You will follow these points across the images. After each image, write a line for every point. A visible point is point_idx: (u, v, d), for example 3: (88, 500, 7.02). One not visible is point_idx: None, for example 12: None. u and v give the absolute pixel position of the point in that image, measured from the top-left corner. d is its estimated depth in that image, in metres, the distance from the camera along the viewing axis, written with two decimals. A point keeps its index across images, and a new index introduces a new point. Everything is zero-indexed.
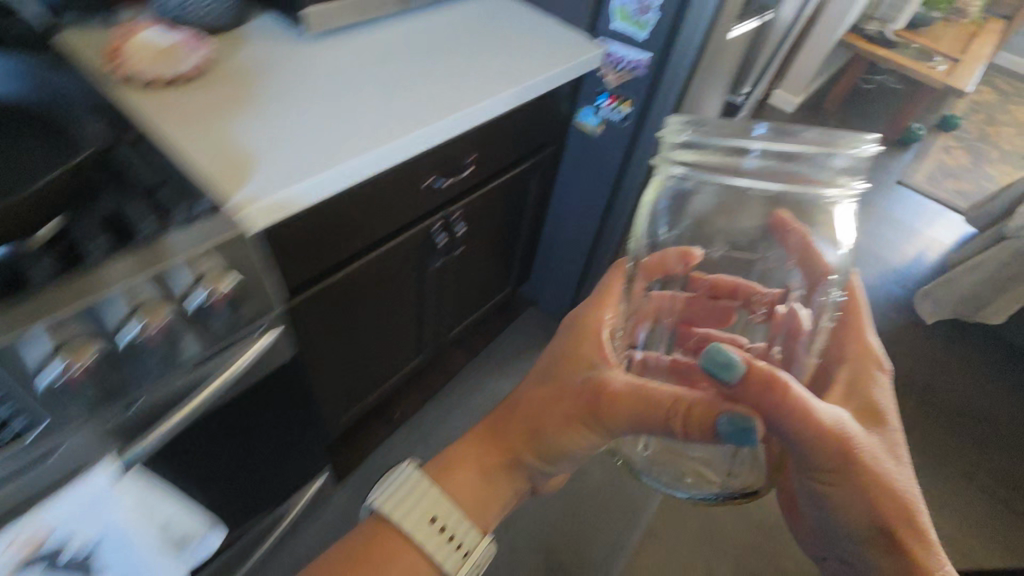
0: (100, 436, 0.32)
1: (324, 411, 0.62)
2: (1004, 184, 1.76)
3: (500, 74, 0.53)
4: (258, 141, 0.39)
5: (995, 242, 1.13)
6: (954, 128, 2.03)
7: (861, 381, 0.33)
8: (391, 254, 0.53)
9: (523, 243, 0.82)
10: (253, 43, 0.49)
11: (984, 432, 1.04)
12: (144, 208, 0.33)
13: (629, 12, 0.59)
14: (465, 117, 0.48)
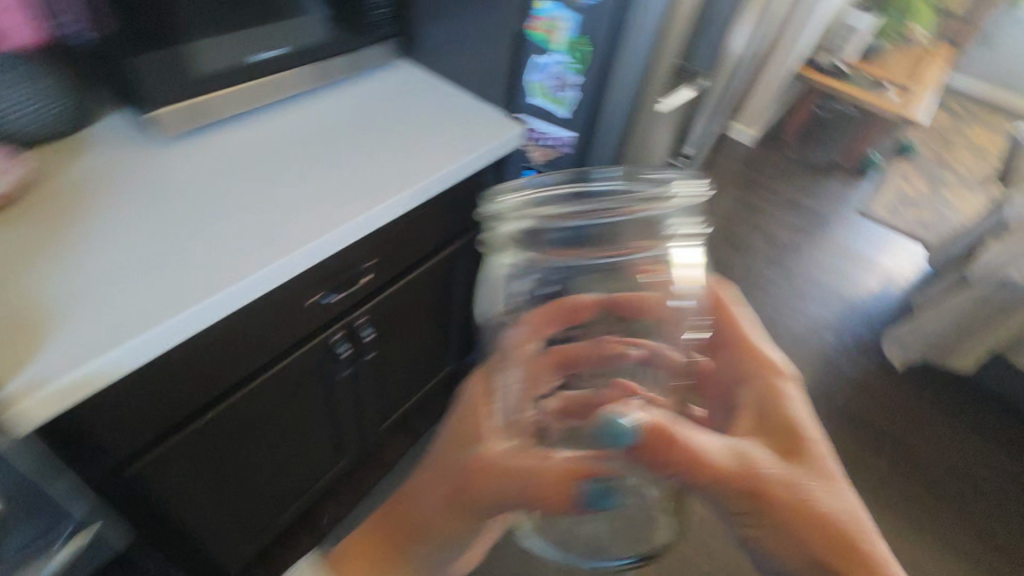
0: None
1: (218, 544, 0.55)
2: (964, 211, 1.76)
3: (392, 173, 0.47)
4: (68, 296, 0.35)
5: (958, 285, 1.11)
6: (912, 155, 2.05)
7: (768, 396, 0.27)
8: (273, 379, 0.47)
9: (462, 324, 0.76)
10: (94, 155, 0.44)
11: (959, 490, 1.00)
12: None
13: (547, 88, 0.54)
14: (342, 233, 0.42)
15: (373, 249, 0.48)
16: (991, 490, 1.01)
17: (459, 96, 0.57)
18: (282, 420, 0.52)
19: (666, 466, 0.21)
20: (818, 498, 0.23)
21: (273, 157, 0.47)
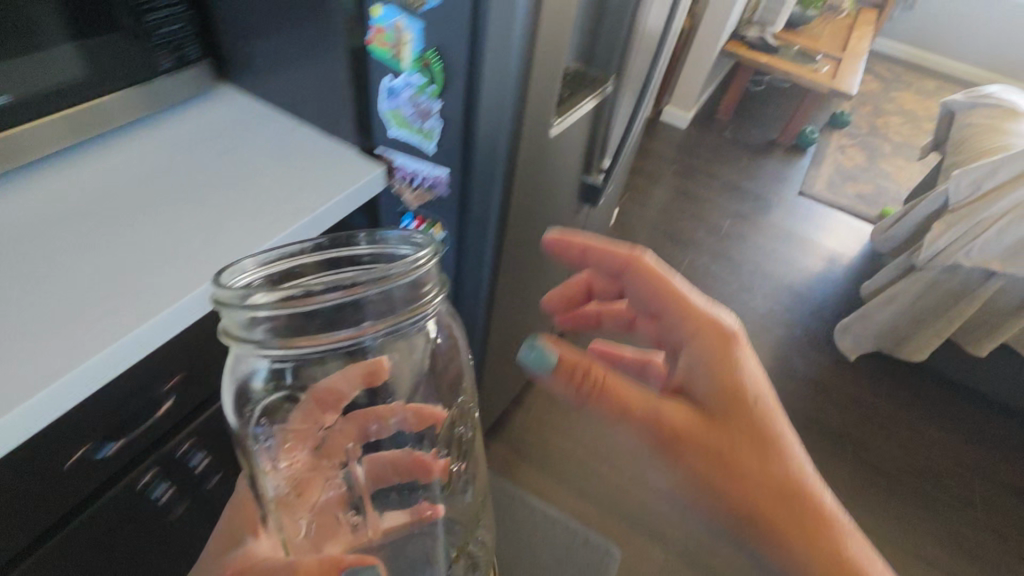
0: None
1: None
2: (901, 181, 1.76)
3: (175, 266, 0.37)
4: None
5: (905, 270, 1.08)
6: (845, 125, 2.04)
7: (718, 362, 0.32)
8: (59, 548, 0.38)
9: None
10: None
11: (925, 486, 0.96)
12: None
13: (405, 116, 0.44)
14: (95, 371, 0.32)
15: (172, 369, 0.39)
16: (955, 482, 0.97)
17: (300, 135, 0.48)
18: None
19: (599, 397, 0.30)
20: (732, 399, 0.31)
21: (21, 243, 0.37)
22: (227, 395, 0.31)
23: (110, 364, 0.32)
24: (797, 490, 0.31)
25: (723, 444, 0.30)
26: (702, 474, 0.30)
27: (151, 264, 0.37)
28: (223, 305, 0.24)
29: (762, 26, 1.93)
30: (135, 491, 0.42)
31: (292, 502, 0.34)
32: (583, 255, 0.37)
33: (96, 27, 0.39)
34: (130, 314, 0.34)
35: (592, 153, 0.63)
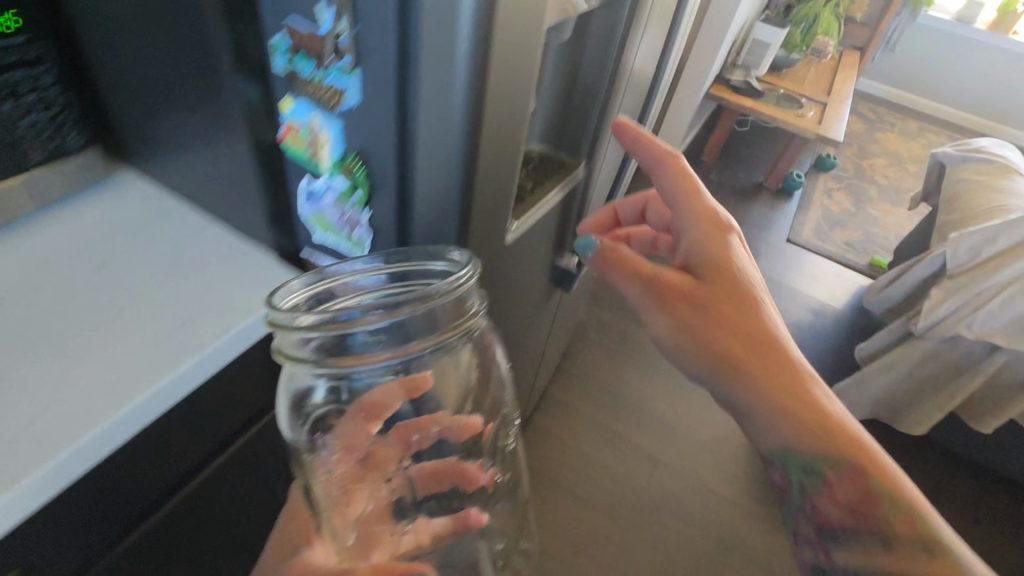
0: None
1: None
2: (885, 228, 1.91)
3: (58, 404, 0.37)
4: None
5: (905, 332, 1.31)
6: (830, 167, 2.20)
7: (721, 246, 0.48)
8: None
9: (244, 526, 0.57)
10: None
11: None
12: None
13: (331, 222, 0.46)
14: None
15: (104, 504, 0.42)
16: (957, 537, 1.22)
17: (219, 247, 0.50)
18: None
19: (626, 262, 0.49)
20: (714, 249, 0.47)
21: None
22: (282, 405, 0.41)
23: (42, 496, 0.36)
24: (762, 322, 0.46)
25: (708, 291, 0.46)
26: (688, 305, 0.46)
27: (50, 399, 0.37)
28: (278, 327, 0.34)
29: (746, 68, 2.09)
30: None
31: (342, 508, 0.42)
32: (634, 143, 0.51)
33: None
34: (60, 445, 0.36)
35: (559, 236, 0.72)
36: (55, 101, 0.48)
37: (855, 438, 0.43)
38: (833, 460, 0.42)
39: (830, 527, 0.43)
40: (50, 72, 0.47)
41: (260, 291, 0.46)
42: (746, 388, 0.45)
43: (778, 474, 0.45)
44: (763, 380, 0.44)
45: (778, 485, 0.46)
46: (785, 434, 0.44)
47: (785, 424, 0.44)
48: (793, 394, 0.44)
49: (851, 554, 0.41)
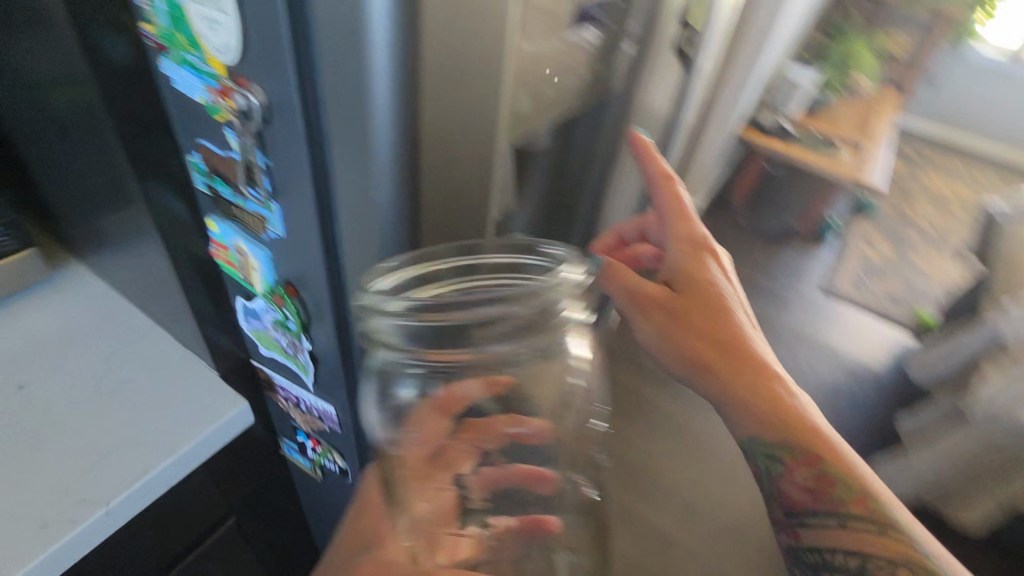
0: None
1: None
2: (933, 274, 2.06)
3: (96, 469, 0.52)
4: None
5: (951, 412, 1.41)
6: (869, 210, 2.33)
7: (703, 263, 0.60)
8: None
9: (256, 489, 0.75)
10: None
11: None
12: None
13: (272, 342, 0.56)
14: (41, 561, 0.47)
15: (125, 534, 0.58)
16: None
17: (153, 354, 0.61)
18: None
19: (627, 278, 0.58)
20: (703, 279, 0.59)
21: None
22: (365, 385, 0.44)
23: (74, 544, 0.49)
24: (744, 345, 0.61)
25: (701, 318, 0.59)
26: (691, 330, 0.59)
27: (47, 479, 0.51)
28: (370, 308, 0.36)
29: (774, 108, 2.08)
30: None
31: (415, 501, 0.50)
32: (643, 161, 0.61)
33: None
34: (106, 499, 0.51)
35: None
36: None
37: (813, 431, 0.59)
38: (797, 451, 0.58)
39: (802, 504, 0.58)
40: None
41: (222, 399, 0.59)
42: (733, 398, 0.60)
43: (755, 462, 0.61)
44: (746, 391, 0.60)
45: (759, 472, 0.62)
46: (761, 432, 0.59)
47: (761, 424, 0.59)
48: (763, 398, 0.60)
49: (820, 524, 0.57)
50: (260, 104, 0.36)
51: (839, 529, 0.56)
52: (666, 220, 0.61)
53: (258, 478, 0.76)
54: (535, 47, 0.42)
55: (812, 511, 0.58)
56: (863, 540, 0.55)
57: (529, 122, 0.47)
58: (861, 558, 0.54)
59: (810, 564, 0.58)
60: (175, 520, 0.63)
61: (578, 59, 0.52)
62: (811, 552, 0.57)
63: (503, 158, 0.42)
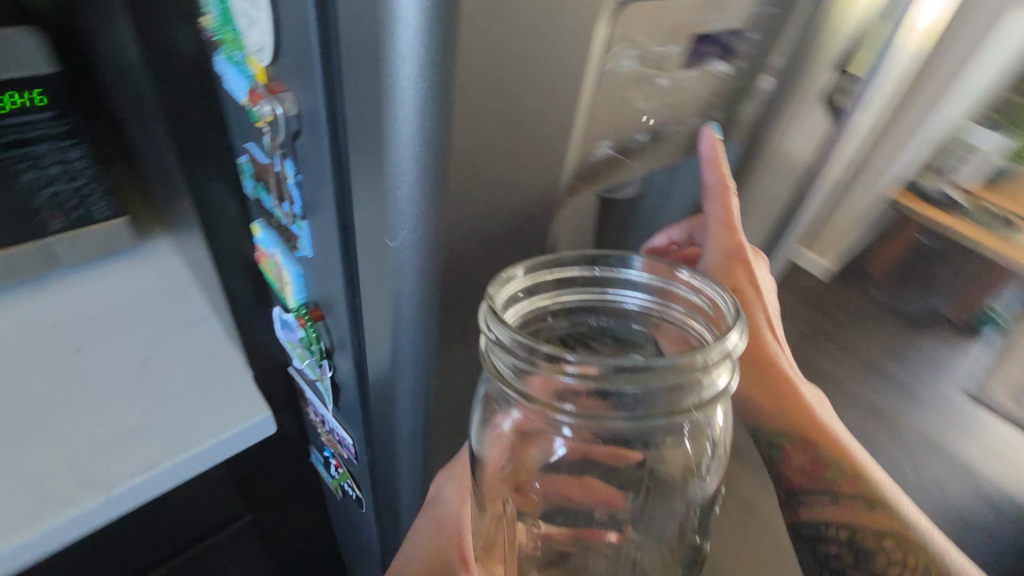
0: None
1: None
2: None
3: (108, 453, 0.52)
4: None
5: None
6: None
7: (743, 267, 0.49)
8: None
9: (277, 484, 0.74)
10: None
11: None
12: None
13: (297, 352, 0.52)
14: (27, 535, 0.46)
15: (135, 516, 0.58)
16: None
17: (196, 343, 0.61)
18: None
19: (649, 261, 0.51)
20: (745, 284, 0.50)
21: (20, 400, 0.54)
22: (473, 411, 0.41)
23: (65, 526, 0.48)
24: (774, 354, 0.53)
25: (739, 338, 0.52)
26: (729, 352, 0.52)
27: (64, 451, 0.51)
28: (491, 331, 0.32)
29: None
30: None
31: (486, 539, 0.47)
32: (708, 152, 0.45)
33: None
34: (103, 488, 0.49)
35: None
36: (82, 175, 0.60)
37: (827, 433, 0.52)
38: (801, 441, 0.51)
39: (802, 488, 0.52)
40: (81, 148, 0.58)
41: (247, 407, 0.57)
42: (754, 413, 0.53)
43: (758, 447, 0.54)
44: (769, 408, 0.52)
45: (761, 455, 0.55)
46: (772, 428, 0.52)
47: (772, 420, 0.52)
48: (784, 405, 0.52)
49: (822, 507, 0.51)
50: (287, 115, 0.32)
51: (840, 512, 0.50)
52: (714, 227, 0.48)
53: (279, 478, 0.75)
54: (627, 84, 0.34)
55: (814, 495, 0.51)
56: (864, 520, 0.49)
57: (610, 171, 0.38)
58: (859, 540, 0.49)
59: (811, 545, 0.51)
60: (186, 508, 0.62)
61: (689, 100, 0.42)
62: (811, 533, 0.51)
63: (557, 209, 0.34)
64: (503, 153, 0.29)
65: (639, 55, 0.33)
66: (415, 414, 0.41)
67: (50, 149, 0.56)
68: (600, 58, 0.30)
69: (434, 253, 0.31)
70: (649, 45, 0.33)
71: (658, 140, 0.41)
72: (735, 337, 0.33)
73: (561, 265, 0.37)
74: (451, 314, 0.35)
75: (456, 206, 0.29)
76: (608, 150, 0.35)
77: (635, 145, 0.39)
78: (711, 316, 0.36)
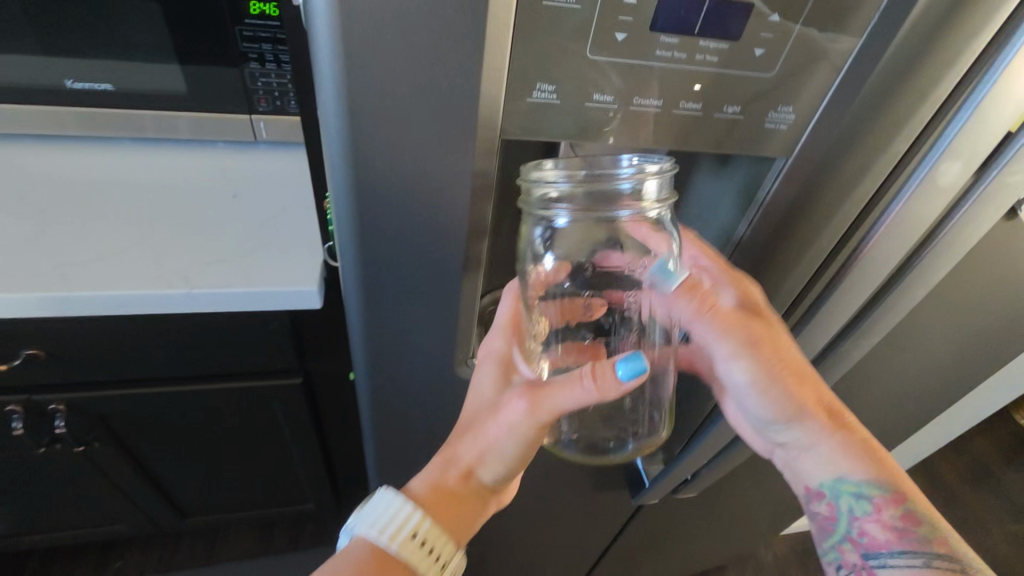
0: (35, 409, 0.81)
1: (260, 467, 1.08)
2: None
3: (204, 265, 0.69)
4: (18, 270, 0.65)
5: None
6: None
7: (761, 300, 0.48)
8: (151, 381, 0.82)
9: (331, 363, 0.88)
10: (148, 180, 0.80)
11: None
12: (100, 369, 0.78)
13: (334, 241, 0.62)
14: (133, 293, 0.65)
15: (216, 329, 0.75)
16: None
17: (302, 220, 0.77)
18: (193, 408, 0.88)
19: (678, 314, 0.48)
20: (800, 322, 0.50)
21: (186, 214, 0.76)
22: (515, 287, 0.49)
23: (157, 299, 0.66)
24: (819, 389, 0.52)
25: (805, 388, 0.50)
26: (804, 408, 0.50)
27: (184, 252, 0.70)
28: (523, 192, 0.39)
29: None
30: (210, 382, 0.84)
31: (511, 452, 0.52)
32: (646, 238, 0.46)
33: (219, 47, 0.76)
34: (185, 286, 0.66)
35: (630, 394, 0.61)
36: (287, 74, 0.79)
37: (885, 462, 0.52)
38: (887, 495, 0.50)
39: (889, 546, 0.50)
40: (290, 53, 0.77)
41: (303, 275, 0.70)
42: (843, 470, 0.52)
43: (834, 501, 0.52)
44: (854, 469, 0.51)
45: (832, 514, 0.53)
46: (861, 482, 0.51)
47: (857, 477, 0.51)
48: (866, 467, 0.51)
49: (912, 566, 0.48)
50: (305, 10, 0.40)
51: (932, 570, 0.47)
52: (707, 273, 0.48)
53: (331, 362, 0.88)
54: (564, 22, 0.32)
55: (906, 556, 0.49)
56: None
57: (560, 125, 0.36)
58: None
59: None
60: (253, 345, 0.79)
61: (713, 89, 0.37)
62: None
63: (479, 137, 0.35)
64: (400, 53, 0.32)
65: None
66: (357, 306, 0.46)
67: (271, 52, 0.77)
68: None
69: (351, 136, 0.35)
70: None
71: (642, 118, 0.37)
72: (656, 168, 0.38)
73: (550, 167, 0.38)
74: (371, 208, 0.38)
75: (364, 93, 0.33)
76: (545, 92, 0.34)
77: (599, 110, 0.36)
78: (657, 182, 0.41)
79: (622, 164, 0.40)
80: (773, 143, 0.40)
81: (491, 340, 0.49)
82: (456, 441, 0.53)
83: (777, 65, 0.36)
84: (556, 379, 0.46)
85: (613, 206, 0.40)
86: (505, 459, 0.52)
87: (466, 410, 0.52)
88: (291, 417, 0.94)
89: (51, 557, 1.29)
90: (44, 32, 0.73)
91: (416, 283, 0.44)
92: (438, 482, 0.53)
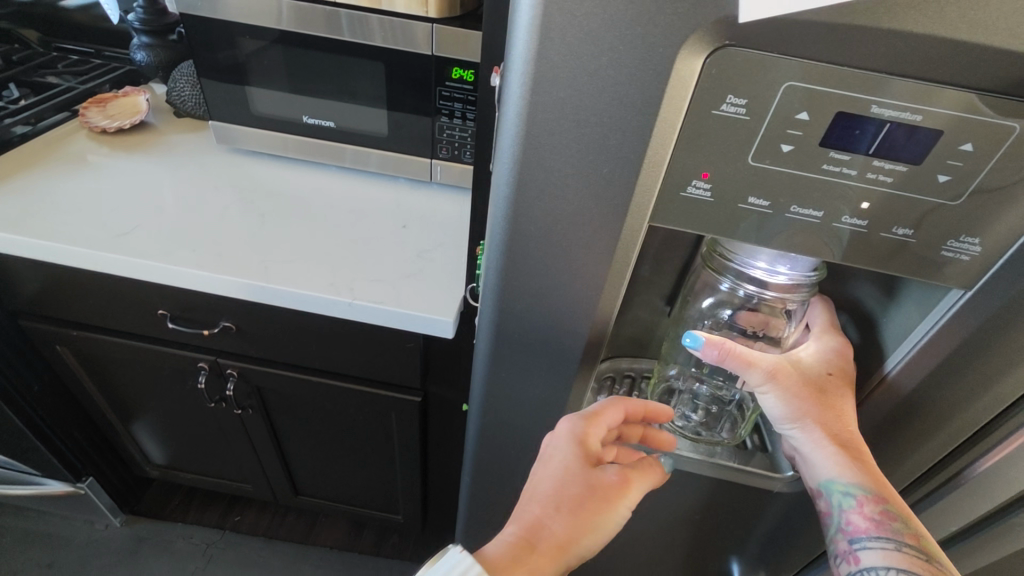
0: (216, 368, 0.98)
1: (367, 469, 1.17)
2: None
3: (366, 280, 0.79)
4: (234, 258, 0.82)
5: None
6: None
7: (842, 357, 0.48)
8: (299, 368, 0.95)
9: (448, 388, 0.94)
10: (340, 202, 0.96)
11: None
12: (267, 351, 0.93)
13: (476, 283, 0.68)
14: (309, 293, 0.77)
15: (361, 336, 0.86)
16: None
17: (453, 256, 0.85)
18: (325, 400, 1.00)
19: None
20: (824, 376, 0.47)
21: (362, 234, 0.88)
22: (669, 307, 0.56)
23: (327, 302, 0.77)
24: (860, 440, 0.48)
25: (813, 403, 0.46)
26: (803, 419, 0.47)
27: (356, 266, 0.82)
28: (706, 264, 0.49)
29: None
30: (342, 380, 0.95)
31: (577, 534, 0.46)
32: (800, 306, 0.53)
33: (421, 104, 0.89)
34: (350, 295, 0.77)
35: (743, 501, 0.57)
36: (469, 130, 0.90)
37: (904, 523, 0.45)
38: (872, 494, 0.45)
39: (866, 536, 0.46)
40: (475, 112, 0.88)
41: (442, 306, 0.77)
42: (844, 483, 0.46)
43: (824, 498, 0.47)
44: (845, 470, 0.46)
45: (821, 508, 0.48)
46: (848, 482, 0.46)
47: (843, 480, 0.46)
48: (858, 470, 0.46)
49: (886, 554, 0.44)
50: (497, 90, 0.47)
51: (904, 559, 0.44)
52: (813, 329, 0.51)
53: (447, 389, 0.94)
54: (731, 130, 0.34)
55: (881, 544, 0.45)
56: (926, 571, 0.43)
57: (710, 220, 0.38)
58: None
59: None
60: (389, 356, 0.88)
61: (886, 207, 0.35)
62: None
63: (636, 221, 0.37)
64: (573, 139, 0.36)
65: (746, 103, 0.33)
66: (483, 349, 0.50)
67: (460, 110, 0.88)
68: (685, 85, 0.32)
69: (514, 206, 0.39)
70: (766, 100, 0.33)
71: (798, 227, 0.37)
72: (810, 281, 0.47)
73: (721, 249, 0.47)
74: (517, 272, 0.42)
75: (533, 172, 0.36)
76: (702, 189, 0.36)
77: (752, 212, 0.37)
78: (797, 289, 0.49)
79: (773, 275, 0.46)
80: (950, 272, 0.38)
81: (567, 422, 0.47)
82: (537, 507, 0.45)
83: (964, 194, 0.34)
84: (636, 462, 0.50)
85: (768, 289, 0.50)
86: (595, 537, 0.46)
87: (540, 484, 0.46)
88: (402, 432, 1.01)
89: (192, 496, 1.51)
90: (298, 77, 0.92)
91: (542, 344, 0.46)
92: (521, 557, 0.43)
